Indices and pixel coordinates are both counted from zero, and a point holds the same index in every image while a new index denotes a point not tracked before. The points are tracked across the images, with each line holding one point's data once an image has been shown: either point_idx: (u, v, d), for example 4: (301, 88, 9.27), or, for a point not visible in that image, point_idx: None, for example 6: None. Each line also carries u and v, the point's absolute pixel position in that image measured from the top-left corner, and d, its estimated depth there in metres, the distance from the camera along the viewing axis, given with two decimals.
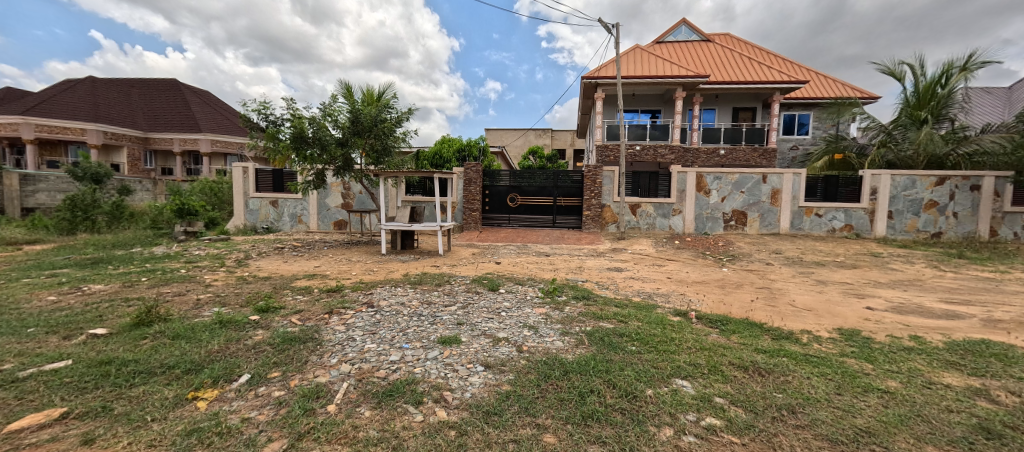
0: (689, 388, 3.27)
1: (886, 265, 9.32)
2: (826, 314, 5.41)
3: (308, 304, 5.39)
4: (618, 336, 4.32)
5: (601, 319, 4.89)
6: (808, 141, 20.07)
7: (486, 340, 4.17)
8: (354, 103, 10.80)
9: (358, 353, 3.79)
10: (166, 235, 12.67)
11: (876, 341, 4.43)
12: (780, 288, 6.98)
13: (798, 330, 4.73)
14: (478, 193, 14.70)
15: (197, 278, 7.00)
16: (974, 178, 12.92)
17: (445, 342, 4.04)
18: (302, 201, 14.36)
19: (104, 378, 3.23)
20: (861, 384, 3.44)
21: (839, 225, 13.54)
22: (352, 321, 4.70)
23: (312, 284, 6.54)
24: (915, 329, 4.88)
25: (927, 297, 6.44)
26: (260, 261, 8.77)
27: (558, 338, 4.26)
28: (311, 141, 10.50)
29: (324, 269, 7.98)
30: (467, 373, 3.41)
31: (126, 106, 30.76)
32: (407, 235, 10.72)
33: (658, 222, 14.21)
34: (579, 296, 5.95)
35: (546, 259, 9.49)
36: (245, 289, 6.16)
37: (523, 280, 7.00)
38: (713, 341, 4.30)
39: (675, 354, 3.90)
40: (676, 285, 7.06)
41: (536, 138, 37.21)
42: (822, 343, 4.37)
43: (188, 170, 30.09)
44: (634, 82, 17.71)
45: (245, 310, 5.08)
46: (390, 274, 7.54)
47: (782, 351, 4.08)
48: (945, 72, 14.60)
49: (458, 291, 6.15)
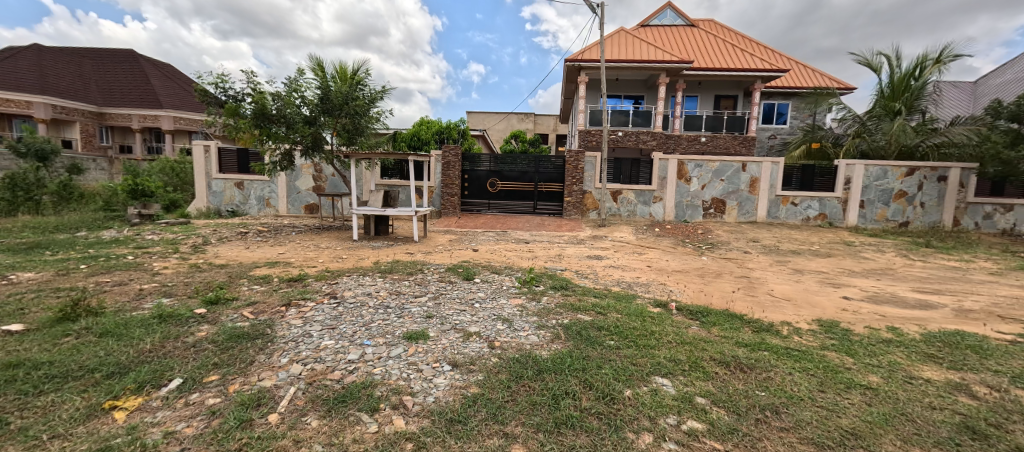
0: (669, 388, 3.06)
1: (858, 253, 9.45)
2: (805, 305, 5.32)
3: (264, 295, 4.99)
4: (596, 330, 4.11)
5: (578, 311, 4.68)
6: (786, 130, 20.28)
7: (456, 334, 3.89)
8: (324, 80, 10.19)
9: (312, 351, 3.45)
10: (118, 217, 11.85)
11: (855, 333, 4.33)
12: (758, 277, 6.92)
13: (777, 322, 4.60)
14: (456, 177, 14.30)
15: (144, 265, 6.43)
16: (942, 169, 13.28)
17: (411, 337, 3.74)
18: (270, 184, 13.63)
19: (8, 383, 2.80)
20: (843, 380, 3.31)
21: (814, 214, 13.76)
22: (311, 315, 4.33)
23: (272, 273, 6.09)
24: (891, 319, 4.82)
25: (899, 286, 6.48)
26: (218, 247, 8.18)
27: (533, 332, 4.02)
28: (275, 119, 9.83)
29: (288, 256, 7.49)
30: (432, 373, 3.13)
31: (78, 77, 28.66)
32: (382, 220, 10.27)
33: (639, 209, 14.10)
34: (558, 285, 5.72)
35: (525, 247, 9.23)
36: (196, 279, 5.68)
37: (500, 269, 6.72)
38: (693, 334, 4.15)
39: (655, 349, 3.71)
40: (657, 274, 6.91)
41: (519, 122, 36.65)
42: (802, 335, 4.24)
43: (149, 148, 28.48)
44: (618, 66, 17.39)
45: (190, 302, 4.65)
46: (359, 262, 7.13)
47: (763, 345, 3.95)
48: (919, 65, 14.85)
49: (431, 281, 5.81)
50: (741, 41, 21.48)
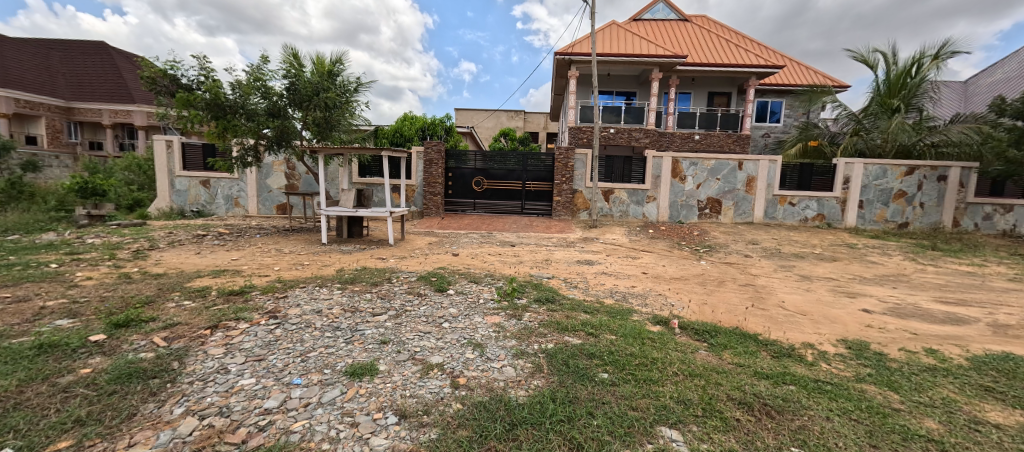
0: (683, 446, 2.35)
1: (864, 257, 8.86)
2: (823, 320, 4.62)
3: (190, 315, 4.16)
4: (586, 358, 3.38)
5: (566, 332, 3.95)
6: (780, 129, 19.84)
7: (414, 367, 3.13)
8: (290, 68, 9.30)
9: (221, 396, 2.69)
10: (65, 218, 10.87)
11: (891, 359, 3.62)
12: (764, 285, 6.24)
13: (798, 343, 3.89)
14: (440, 176, 13.54)
15: (65, 275, 5.58)
16: (942, 168, 12.88)
17: (355, 373, 2.97)
18: (238, 182, 12.72)
19: None
20: (896, 428, 2.61)
21: (811, 215, 13.25)
22: (238, 341, 3.53)
23: (212, 284, 5.29)
24: (924, 338, 4.15)
25: (920, 296, 5.82)
26: (164, 252, 7.33)
27: (508, 363, 3.27)
28: (233, 110, 8.89)
29: (241, 262, 6.67)
30: (370, 430, 2.37)
31: (42, 69, 27.17)
32: (355, 221, 9.43)
33: (631, 209, 13.46)
34: (542, 298, 4.97)
35: (511, 250, 8.52)
36: (117, 293, 4.85)
37: (479, 277, 5.97)
38: (702, 362, 3.43)
39: (658, 385, 2.99)
40: (654, 283, 6.23)
41: (508, 119, 35.88)
42: (831, 362, 3.54)
43: (121, 145, 27.16)
44: (609, 60, 16.71)
45: (93, 325, 3.83)
46: (321, 269, 6.32)
47: (787, 376, 3.24)
48: (917, 61, 14.39)
49: (397, 293, 5.04)
50: (735, 37, 20.95)
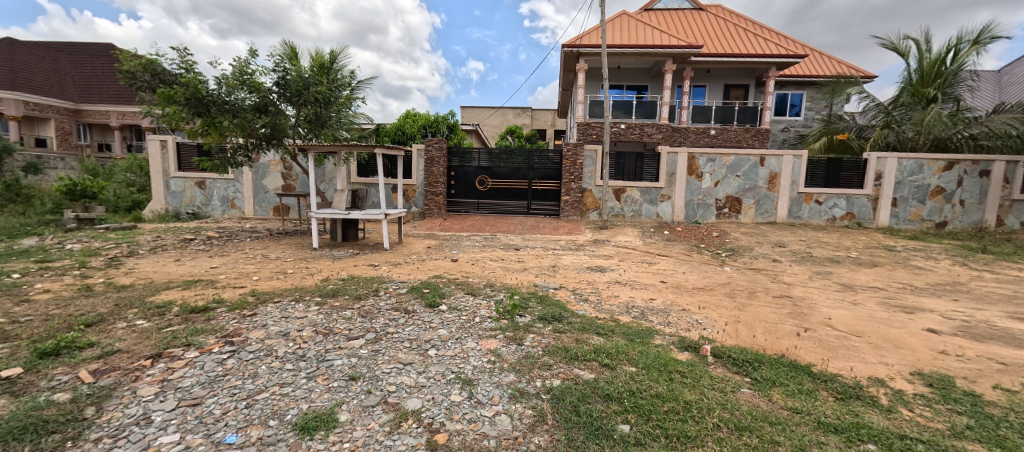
0: None
1: (908, 261, 7.98)
2: (885, 345, 3.85)
3: (136, 339, 3.57)
4: (600, 402, 2.70)
5: (576, 363, 3.26)
6: (800, 123, 18.84)
7: (385, 416, 2.48)
8: (277, 62, 8.67)
9: None
10: (54, 221, 10.49)
11: (992, 403, 2.84)
12: (803, 297, 5.46)
13: (866, 380, 3.14)
14: (441, 174, 12.93)
15: (21, 287, 5.05)
16: (984, 163, 11.87)
17: (306, 428, 2.32)
18: (233, 182, 12.26)
19: None
20: None
21: (840, 214, 12.32)
22: (177, 376, 2.92)
23: (178, 299, 4.70)
24: (1019, 371, 3.36)
25: (991, 311, 4.98)
26: (141, 259, 6.80)
27: (503, 409, 2.60)
28: (218, 106, 8.34)
29: (219, 271, 6.10)
30: None
31: (51, 71, 27.15)
32: (349, 224, 8.85)
33: (644, 208, 12.68)
34: (548, 316, 4.28)
35: (514, 255, 7.85)
36: (66, 311, 4.27)
37: (477, 289, 5.30)
38: (747, 408, 2.71)
39: (698, 447, 2.28)
40: (675, 294, 5.50)
41: (515, 117, 35.16)
42: (913, 407, 2.79)
43: (129, 146, 27.10)
44: (620, 51, 15.88)
45: (17, 353, 3.25)
46: (304, 279, 5.72)
47: (864, 430, 2.50)
48: (954, 47, 13.29)
49: (382, 310, 4.37)
50: (753, 26, 19.93)
